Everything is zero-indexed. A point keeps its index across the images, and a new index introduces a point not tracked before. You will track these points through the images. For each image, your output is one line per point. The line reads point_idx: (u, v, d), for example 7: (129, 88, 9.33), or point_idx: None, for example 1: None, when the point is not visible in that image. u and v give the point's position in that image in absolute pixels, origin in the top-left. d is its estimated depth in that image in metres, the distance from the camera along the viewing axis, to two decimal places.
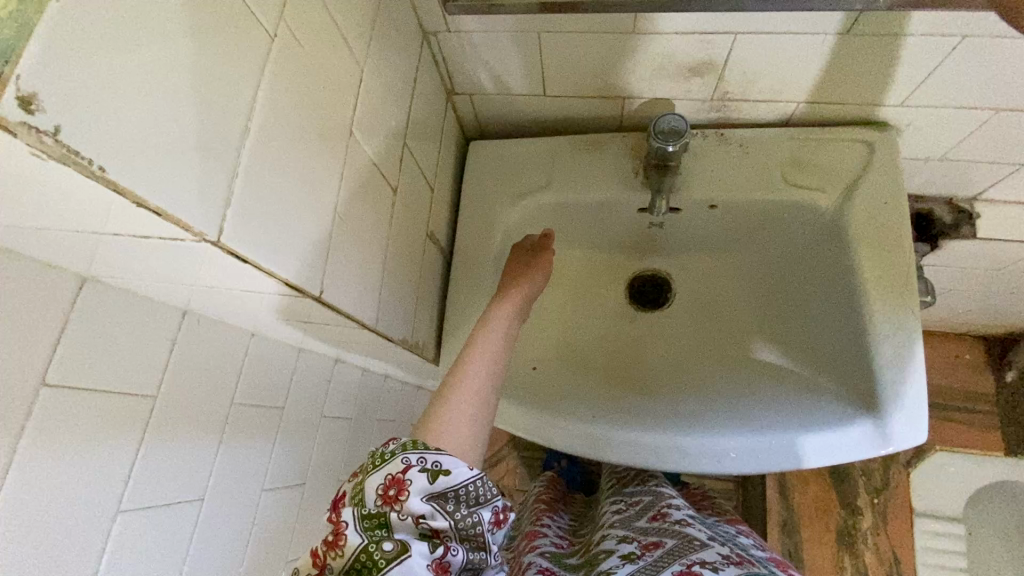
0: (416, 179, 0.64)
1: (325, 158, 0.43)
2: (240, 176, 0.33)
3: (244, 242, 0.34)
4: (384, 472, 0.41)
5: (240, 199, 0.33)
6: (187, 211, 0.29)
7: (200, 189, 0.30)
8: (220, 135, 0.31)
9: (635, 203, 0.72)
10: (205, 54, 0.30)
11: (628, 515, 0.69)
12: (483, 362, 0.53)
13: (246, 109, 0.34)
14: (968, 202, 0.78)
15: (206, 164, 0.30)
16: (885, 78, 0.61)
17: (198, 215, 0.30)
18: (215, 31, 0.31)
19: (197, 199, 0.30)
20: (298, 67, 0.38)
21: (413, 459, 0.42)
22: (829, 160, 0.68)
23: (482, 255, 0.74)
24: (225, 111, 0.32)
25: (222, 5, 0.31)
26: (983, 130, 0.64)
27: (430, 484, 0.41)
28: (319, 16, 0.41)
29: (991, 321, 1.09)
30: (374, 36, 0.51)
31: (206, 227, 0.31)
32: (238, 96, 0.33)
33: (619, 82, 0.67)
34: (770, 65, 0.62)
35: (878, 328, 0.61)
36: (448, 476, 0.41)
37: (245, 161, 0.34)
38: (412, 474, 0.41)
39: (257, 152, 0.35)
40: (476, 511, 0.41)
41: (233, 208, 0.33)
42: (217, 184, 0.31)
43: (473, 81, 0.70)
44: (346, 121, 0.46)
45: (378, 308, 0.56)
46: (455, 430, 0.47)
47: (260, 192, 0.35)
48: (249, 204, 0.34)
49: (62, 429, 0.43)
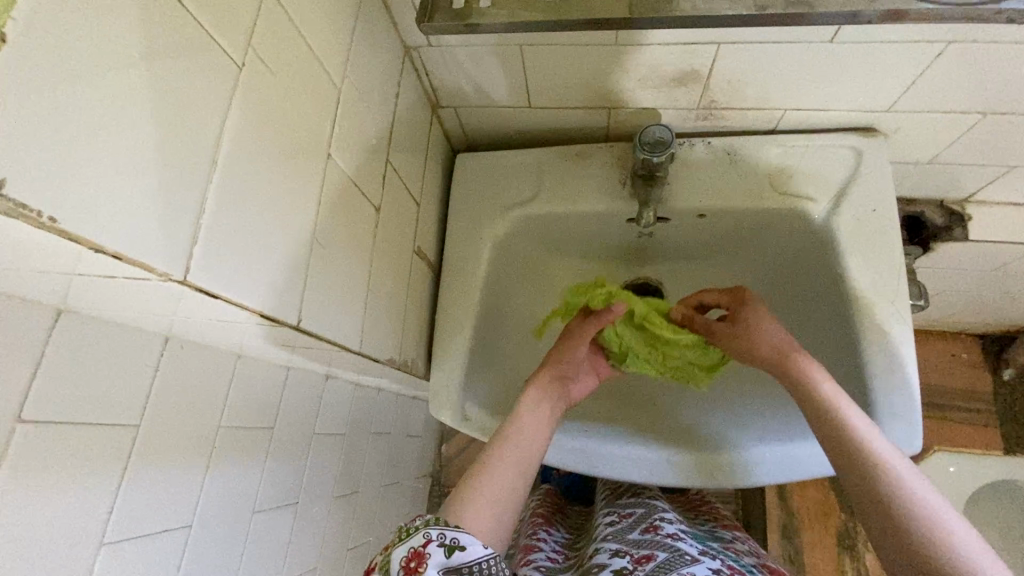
0: (400, 194, 0.64)
1: (302, 184, 0.42)
2: (206, 214, 0.32)
3: (211, 279, 0.33)
4: (407, 544, 0.42)
5: (211, 236, 0.33)
6: (150, 253, 0.29)
7: (164, 228, 0.30)
8: (184, 173, 0.31)
9: (623, 213, 0.72)
10: (163, 90, 0.29)
11: (619, 529, 0.68)
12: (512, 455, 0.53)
13: (212, 145, 0.33)
14: (960, 204, 0.78)
15: (169, 206, 0.30)
16: (871, 86, 0.61)
17: (161, 259, 0.29)
18: (176, 64, 0.30)
19: (161, 241, 0.29)
20: (269, 94, 0.38)
21: (434, 535, 0.43)
22: (817, 167, 0.67)
23: (471, 268, 0.73)
24: (192, 149, 0.31)
25: (182, 38, 0.30)
26: (972, 132, 0.64)
27: (446, 559, 0.41)
28: (290, 39, 0.40)
29: (987, 321, 1.08)
30: (353, 57, 0.50)
31: (171, 267, 0.30)
32: (205, 133, 0.32)
33: (605, 91, 0.66)
34: (752, 75, 0.61)
35: (874, 374, 0.61)
36: (463, 552, 0.42)
37: (213, 197, 0.33)
38: (431, 548, 0.42)
39: (226, 187, 0.34)
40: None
41: (200, 244, 0.32)
42: (185, 220, 0.31)
43: (457, 94, 0.70)
44: (324, 143, 0.45)
45: (363, 330, 0.55)
46: (487, 515, 0.49)
47: (229, 227, 0.34)
48: (217, 240, 0.34)
49: (44, 464, 0.42)
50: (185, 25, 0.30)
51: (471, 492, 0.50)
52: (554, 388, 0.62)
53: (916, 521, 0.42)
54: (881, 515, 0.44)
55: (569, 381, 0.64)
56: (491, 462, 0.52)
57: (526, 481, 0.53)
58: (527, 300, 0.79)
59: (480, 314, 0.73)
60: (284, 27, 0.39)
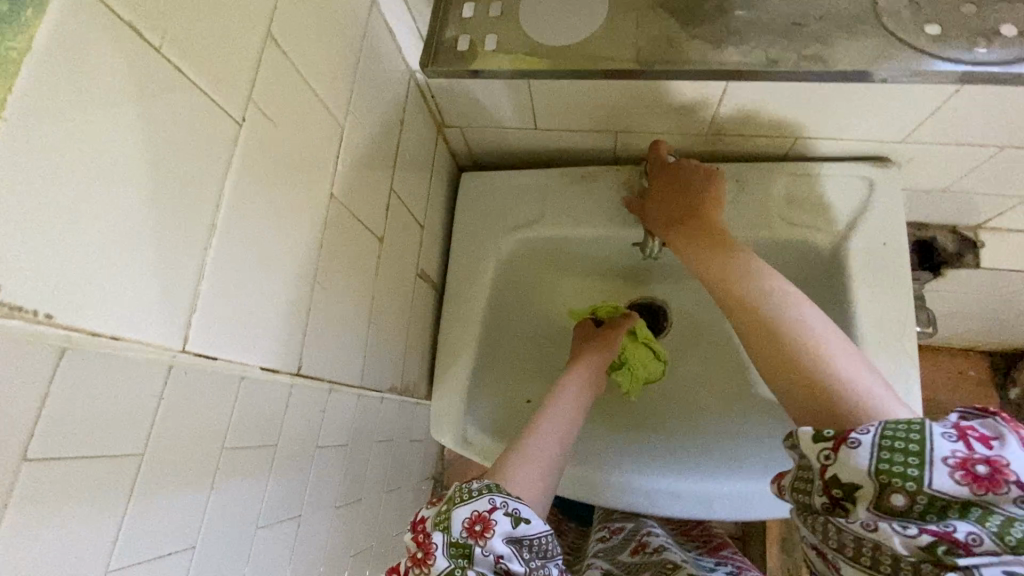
0: (406, 219, 0.63)
1: (307, 227, 0.42)
2: (205, 279, 0.33)
3: (210, 343, 0.35)
4: (471, 506, 0.45)
5: (210, 302, 0.34)
6: (145, 329, 0.30)
7: (162, 302, 0.30)
8: (181, 245, 0.31)
9: (627, 238, 0.71)
10: (162, 166, 0.29)
11: (608, 547, 0.64)
12: (553, 426, 0.55)
13: (212, 208, 0.32)
14: (972, 230, 0.77)
15: (164, 280, 0.30)
16: (887, 117, 0.59)
17: (157, 333, 0.31)
18: (175, 133, 0.29)
19: (158, 317, 0.31)
20: (273, 141, 0.37)
21: (498, 502, 0.45)
22: (828, 197, 0.66)
23: (474, 290, 0.73)
24: (193, 215, 0.31)
25: (182, 102, 0.30)
26: (988, 164, 0.63)
27: (511, 528, 0.44)
28: (294, 82, 0.39)
29: (995, 340, 1.07)
30: (356, 88, 0.49)
31: (167, 339, 0.32)
32: (205, 194, 0.32)
33: (613, 115, 0.65)
34: (764, 104, 0.60)
35: None
36: (527, 524, 0.45)
37: (212, 261, 0.33)
38: (497, 515, 0.44)
39: (227, 249, 0.34)
40: (546, 565, 0.44)
41: (199, 311, 0.33)
42: (182, 292, 0.32)
43: (463, 115, 0.69)
44: (327, 182, 0.44)
45: (363, 361, 0.55)
46: (529, 479, 0.50)
47: (230, 290, 0.35)
48: (219, 305, 0.34)
49: (142, 535, 0.35)
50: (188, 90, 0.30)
51: (515, 464, 0.51)
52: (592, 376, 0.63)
53: (770, 340, 0.41)
54: (751, 336, 0.43)
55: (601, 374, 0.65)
56: (531, 434, 0.54)
57: (563, 453, 0.54)
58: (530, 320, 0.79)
59: (482, 335, 0.73)
60: (287, 70, 0.38)
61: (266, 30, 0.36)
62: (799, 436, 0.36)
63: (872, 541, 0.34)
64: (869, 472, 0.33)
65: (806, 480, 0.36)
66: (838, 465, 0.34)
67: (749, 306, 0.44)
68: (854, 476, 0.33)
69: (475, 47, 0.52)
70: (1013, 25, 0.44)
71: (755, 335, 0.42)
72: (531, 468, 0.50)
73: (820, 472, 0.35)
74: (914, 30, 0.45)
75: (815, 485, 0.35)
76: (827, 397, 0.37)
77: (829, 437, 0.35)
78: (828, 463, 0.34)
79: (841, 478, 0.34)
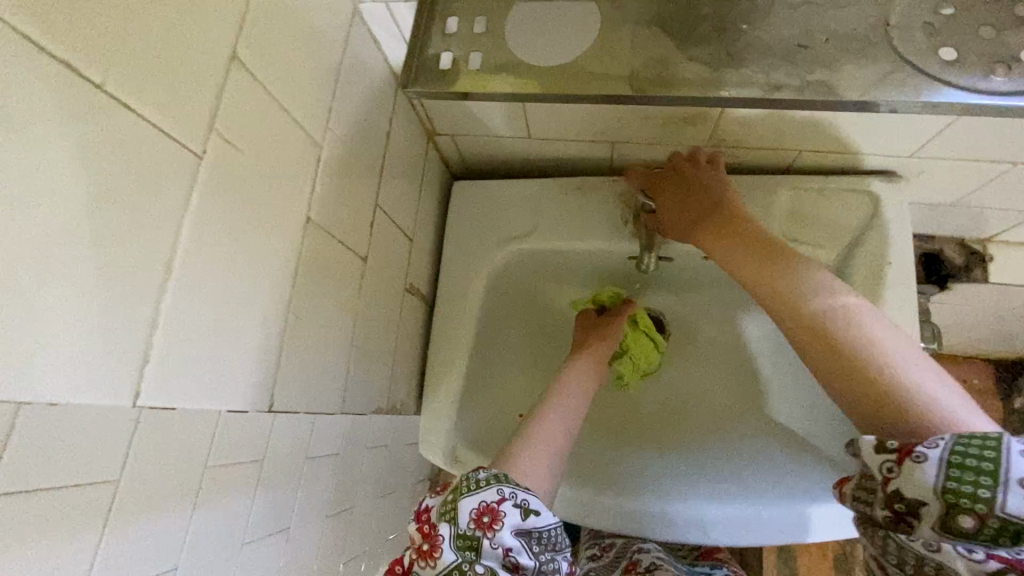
0: (394, 234, 0.61)
1: (281, 257, 0.40)
2: (160, 327, 0.30)
3: (165, 398, 0.32)
4: (479, 497, 0.45)
5: (164, 353, 0.31)
6: (93, 390, 0.28)
7: (110, 356, 0.28)
8: (131, 296, 0.29)
9: (624, 251, 0.69)
10: (105, 214, 0.27)
11: (600, 567, 0.63)
12: (561, 404, 0.56)
13: (168, 253, 0.30)
14: (981, 243, 0.74)
15: (115, 335, 0.28)
16: (896, 132, 0.57)
17: (106, 393, 0.28)
18: (120, 178, 0.27)
19: (108, 375, 0.28)
20: (240, 172, 0.35)
21: (507, 493, 0.46)
22: (833, 212, 0.63)
23: (465, 304, 0.71)
24: (145, 254, 0.29)
25: (128, 143, 0.27)
26: (1000, 181, 0.60)
27: (521, 521, 0.44)
28: (264, 106, 0.37)
29: (1000, 351, 1.04)
30: (337, 104, 0.47)
31: (120, 400, 0.29)
32: (159, 231, 0.30)
33: (609, 126, 0.63)
34: (766, 118, 0.57)
35: None
36: (537, 516, 0.45)
37: (168, 305, 0.31)
38: (506, 507, 0.45)
39: (184, 290, 0.31)
40: (556, 557, 0.45)
41: (153, 362, 0.30)
42: (135, 345, 0.29)
43: (454, 124, 0.66)
44: (303, 205, 0.42)
45: (346, 386, 0.53)
46: (538, 462, 0.50)
47: (192, 336, 0.33)
48: (182, 353, 0.32)
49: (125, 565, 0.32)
50: (137, 129, 0.28)
51: (527, 453, 0.50)
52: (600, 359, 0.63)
53: (820, 343, 0.39)
54: (801, 338, 0.40)
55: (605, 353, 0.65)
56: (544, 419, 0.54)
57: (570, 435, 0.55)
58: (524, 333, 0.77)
59: (473, 350, 0.71)
60: (256, 94, 0.36)
61: (231, 51, 0.33)
62: (860, 447, 0.34)
63: (935, 561, 0.33)
64: (937, 490, 0.31)
65: (867, 489, 0.34)
66: (901, 480, 0.32)
67: (793, 306, 0.41)
68: (917, 492, 0.31)
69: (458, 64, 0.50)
70: None
71: (798, 325, 0.40)
72: (540, 454, 0.51)
73: (881, 485, 0.33)
74: (926, 53, 0.43)
75: (876, 496, 0.34)
76: (892, 400, 0.35)
77: (891, 448, 0.32)
78: (891, 476, 0.32)
79: (905, 493, 0.32)
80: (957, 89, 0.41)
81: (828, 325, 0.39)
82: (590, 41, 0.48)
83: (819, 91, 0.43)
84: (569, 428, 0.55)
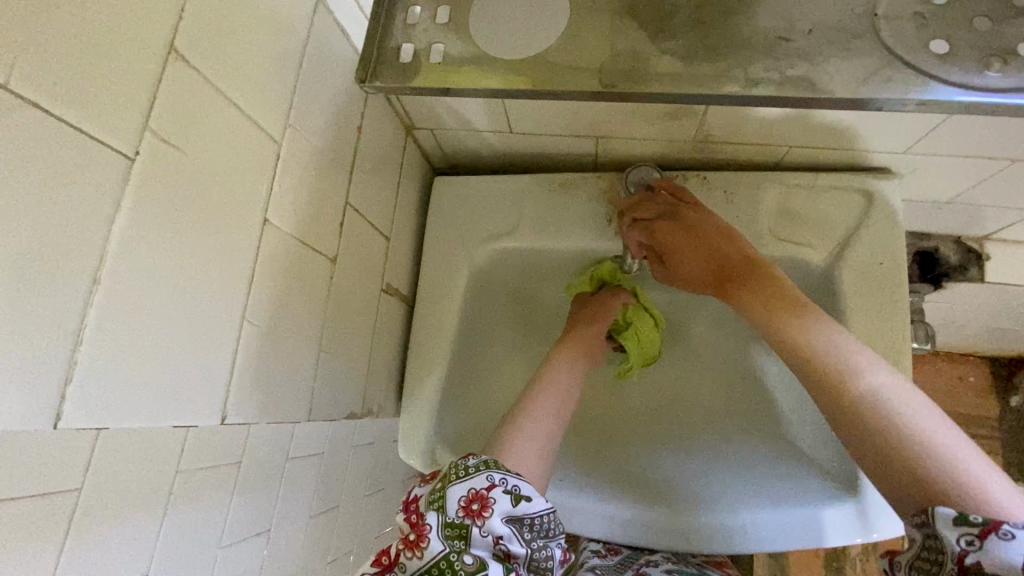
0: (369, 233, 0.59)
1: (229, 263, 0.38)
2: (84, 341, 0.29)
3: (98, 415, 0.30)
4: (468, 484, 0.43)
5: (89, 370, 0.29)
6: (9, 409, 0.26)
7: (21, 375, 0.26)
8: (44, 306, 0.27)
9: (608, 251, 0.67)
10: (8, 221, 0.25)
11: (606, 566, 0.59)
12: (549, 401, 0.55)
13: (88, 262, 0.28)
14: (978, 241, 0.72)
15: (30, 349, 0.26)
16: (887, 128, 0.54)
17: (21, 416, 0.26)
18: (26, 183, 0.25)
19: (25, 395, 0.26)
20: (175, 172, 0.33)
21: (496, 479, 0.44)
22: (823, 210, 0.61)
23: (445, 304, 0.69)
24: (63, 268, 0.27)
25: (35, 148, 0.26)
26: (997, 178, 0.58)
27: (511, 507, 0.43)
28: (207, 103, 0.35)
29: (998, 350, 1.02)
30: (300, 99, 0.45)
31: (39, 421, 0.27)
32: (82, 246, 0.28)
33: (592, 121, 0.60)
34: (752, 114, 0.55)
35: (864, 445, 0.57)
36: (528, 503, 0.44)
37: (93, 318, 0.29)
38: (496, 493, 0.43)
39: (111, 297, 0.30)
40: (548, 544, 0.44)
41: (78, 379, 0.28)
42: (56, 360, 0.27)
43: (433, 119, 0.64)
44: (258, 207, 0.40)
45: (314, 391, 0.51)
46: (525, 458, 0.49)
47: (122, 346, 0.31)
48: (110, 365, 0.30)
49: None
50: (46, 131, 0.26)
51: (517, 436, 0.51)
52: (581, 358, 0.62)
53: (857, 410, 0.37)
54: (835, 405, 0.38)
55: (590, 351, 0.63)
56: (535, 402, 0.54)
57: (559, 430, 0.54)
58: (507, 333, 0.75)
59: (453, 352, 0.69)
60: (197, 90, 0.34)
61: (167, 46, 0.32)
62: (933, 518, 0.31)
63: None
64: None
65: (931, 563, 0.30)
66: (983, 555, 0.28)
67: (822, 372, 0.40)
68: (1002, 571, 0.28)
69: (419, 60, 0.48)
70: None
71: (834, 395, 0.39)
72: (527, 448, 0.50)
73: (956, 557, 0.29)
74: (914, 46, 0.40)
75: (946, 571, 0.30)
76: (938, 472, 0.32)
77: (974, 522, 0.29)
78: (970, 549, 0.29)
79: (987, 571, 0.28)
80: (943, 84, 0.39)
81: (862, 394, 0.37)
82: (557, 33, 0.46)
83: (800, 87, 0.40)
84: (555, 420, 0.54)
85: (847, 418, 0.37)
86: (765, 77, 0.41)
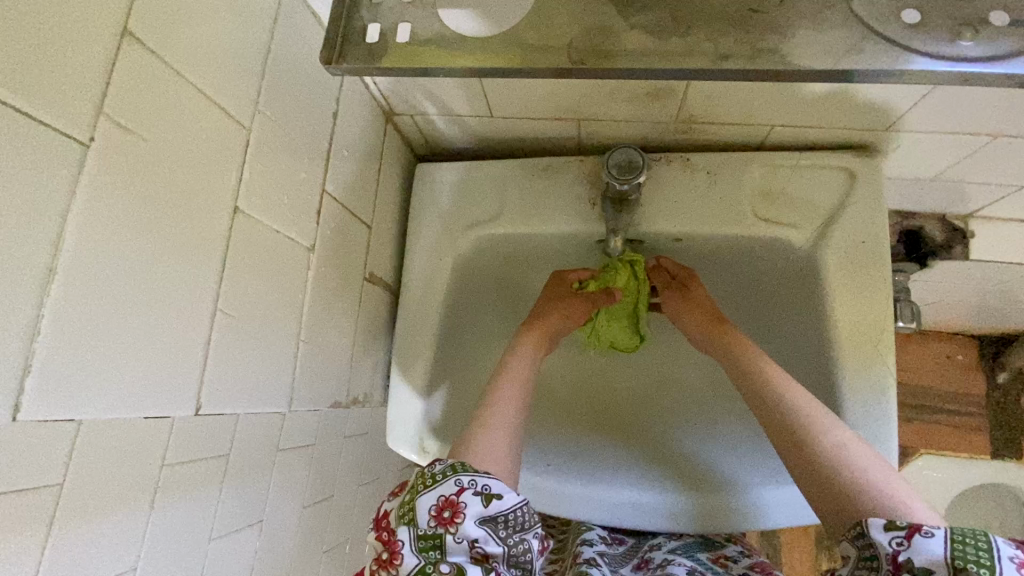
0: (348, 221, 0.58)
1: (195, 252, 0.37)
2: (42, 333, 0.28)
3: (58, 405, 0.30)
4: (436, 493, 0.43)
5: (48, 363, 0.29)
6: None
7: None
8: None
9: (591, 235, 0.67)
10: None
11: (614, 555, 0.58)
12: (515, 385, 0.55)
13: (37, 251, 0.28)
14: (963, 219, 0.72)
15: None
16: (868, 105, 0.54)
17: None
18: None
19: None
20: (135, 161, 0.32)
21: (466, 482, 0.43)
22: (807, 190, 0.61)
23: (428, 292, 0.68)
24: (18, 259, 0.27)
25: None
26: (979, 154, 0.57)
27: (484, 508, 0.42)
28: (167, 88, 0.34)
29: (987, 329, 1.02)
30: (270, 85, 0.44)
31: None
32: (29, 235, 0.27)
33: (572, 104, 0.60)
34: (733, 93, 0.55)
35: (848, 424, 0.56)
36: (499, 500, 0.43)
37: (51, 310, 0.29)
38: (466, 497, 0.43)
39: (71, 288, 0.30)
40: (524, 538, 0.43)
41: (36, 372, 0.28)
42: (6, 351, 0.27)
43: (412, 104, 0.63)
44: (227, 195, 0.40)
45: (294, 381, 0.51)
46: (495, 446, 0.49)
47: (83, 338, 0.31)
48: (69, 355, 0.30)
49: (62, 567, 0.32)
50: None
51: (492, 425, 0.51)
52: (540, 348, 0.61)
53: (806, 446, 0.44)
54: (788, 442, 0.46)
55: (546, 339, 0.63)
56: (496, 391, 0.54)
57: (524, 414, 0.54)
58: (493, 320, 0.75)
59: (438, 340, 0.68)
60: (156, 75, 0.33)
61: (121, 29, 0.31)
62: (867, 527, 0.35)
63: None
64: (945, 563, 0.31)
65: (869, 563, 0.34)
66: (912, 552, 0.32)
67: (780, 416, 0.47)
68: (928, 564, 0.32)
69: (386, 39, 0.45)
70: (1005, 14, 0.38)
71: (787, 435, 0.46)
72: (498, 437, 0.50)
73: (889, 557, 0.33)
74: (888, 17, 0.39)
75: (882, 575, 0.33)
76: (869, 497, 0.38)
77: (900, 525, 0.34)
78: (900, 549, 0.33)
79: (916, 566, 0.32)
80: (918, 55, 0.38)
81: (809, 434, 0.44)
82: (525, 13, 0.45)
83: (771, 59, 0.39)
84: (521, 407, 0.54)
85: (797, 455, 0.44)
86: (737, 52, 0.40)
